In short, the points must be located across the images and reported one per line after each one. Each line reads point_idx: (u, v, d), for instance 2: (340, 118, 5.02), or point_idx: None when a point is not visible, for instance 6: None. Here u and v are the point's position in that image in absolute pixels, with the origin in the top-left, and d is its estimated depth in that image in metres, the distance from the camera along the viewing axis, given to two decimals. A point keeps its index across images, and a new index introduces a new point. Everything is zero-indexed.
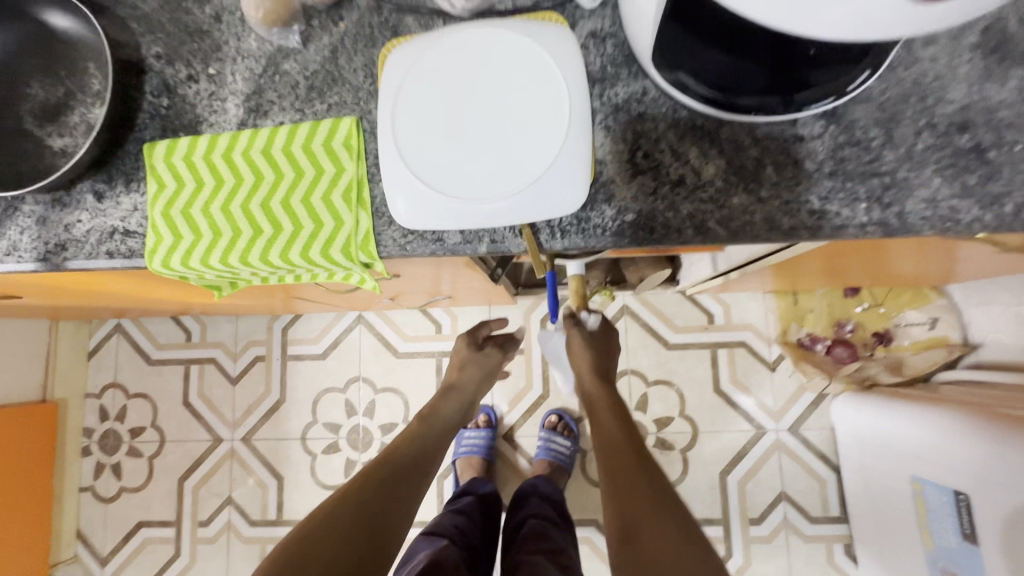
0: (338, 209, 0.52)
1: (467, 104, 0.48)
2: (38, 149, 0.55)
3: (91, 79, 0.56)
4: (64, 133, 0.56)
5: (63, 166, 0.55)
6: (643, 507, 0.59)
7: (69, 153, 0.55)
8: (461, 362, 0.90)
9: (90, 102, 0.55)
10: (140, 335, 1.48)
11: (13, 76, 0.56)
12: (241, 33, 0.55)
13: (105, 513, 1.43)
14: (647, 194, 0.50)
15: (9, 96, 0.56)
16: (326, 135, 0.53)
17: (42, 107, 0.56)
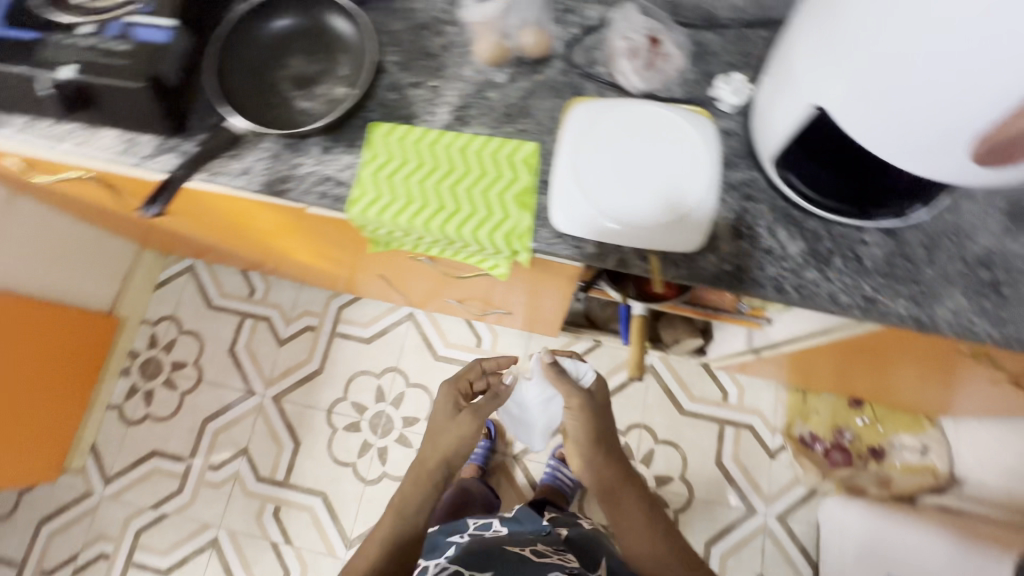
0: (508, 205, 0.67)
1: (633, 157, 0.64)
2: (287, 106, 0.72)
3: (342, 67, 0.73)
4: (309, 99, 0.72)
5: (304, 123, 0.71)
6: (642, 529, 0.81)
7: (310, 114, 0.72)
8: (440, 417, 0.85)
9: (337, 83, 0.72)
10: (208, 280, 1.60)
11: (283, 49, 0.73)
12: (461, 63, 0.73)
13: (124, 434, 1.49)
14: (743, 253, 0.65)
15: (275, 62, 0.73)
16: (511, 150, 0.69)
17: (298, 76, 0.73)
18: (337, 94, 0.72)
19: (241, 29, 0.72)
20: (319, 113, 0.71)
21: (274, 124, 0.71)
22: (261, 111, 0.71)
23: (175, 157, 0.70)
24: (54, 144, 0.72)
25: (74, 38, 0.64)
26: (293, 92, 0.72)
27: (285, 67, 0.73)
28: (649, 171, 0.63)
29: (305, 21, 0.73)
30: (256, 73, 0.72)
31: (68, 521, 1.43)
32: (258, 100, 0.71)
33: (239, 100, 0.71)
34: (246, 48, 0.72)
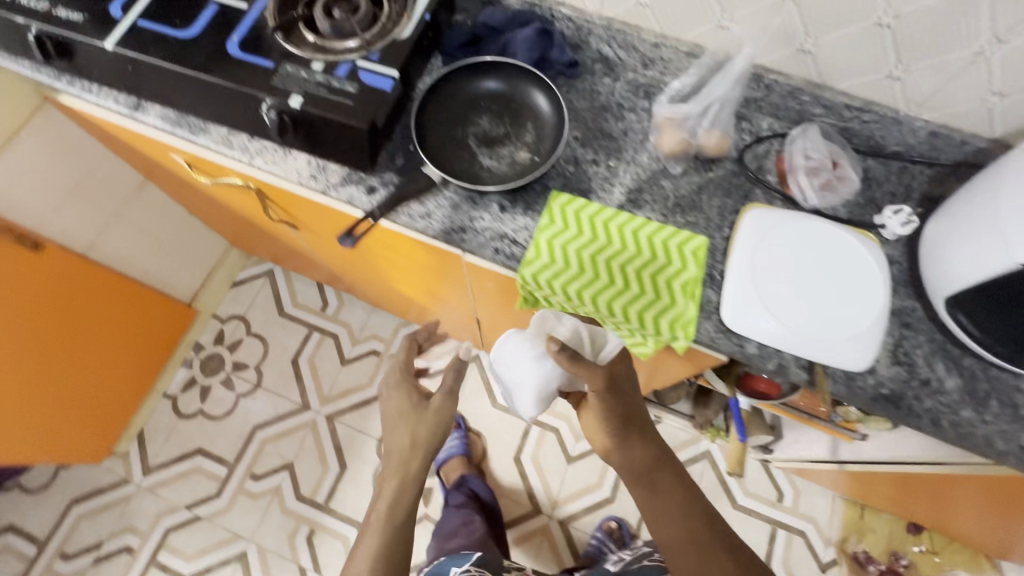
0: (675, 293, 0.69)
1: (809, 274, 0.67)
2: (470, 161, 0.76)
3: (527, 133, 0.77)
4: (492, 158, 0.76)
5: (487, 179, 0.74)
6: (675, 518, 0.71)
7: (491, 173, 0.75)
8: (400, 407, 0.86)
9: (520, 147, 0.77)
10: (284, 287, 1.62)
11: (475, 108, 0.78)
12: (639, 149, 0.77)
13: (172, 426, 1.48)
14: (901, 380, 0.67)
15: (466, 118, 0.77)
16: (682, 240, 0.72)
17: (484, 135, 0.77)
18: (519, 159, 0.76)
19: (443, 84, 0.77)
20: (500, 174, 0.75)
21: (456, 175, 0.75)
22: (445, 161, 0.75)
23: (361, 190, 0.74)
24: (249, 160, 0.76)
25: (305, 71, 0.69)
26: (477, 149, 0.76)
27: (475, 124, 0.77)
28: (825, 289, 0.66)
29: (502, 86, 0.78)
30: (447, 125, 0.77)
31: (100, 507, 1.40)
32: (445, 150, 0.75)
33: (428, 147, 0.75)
34: (443, 101, 0.77)
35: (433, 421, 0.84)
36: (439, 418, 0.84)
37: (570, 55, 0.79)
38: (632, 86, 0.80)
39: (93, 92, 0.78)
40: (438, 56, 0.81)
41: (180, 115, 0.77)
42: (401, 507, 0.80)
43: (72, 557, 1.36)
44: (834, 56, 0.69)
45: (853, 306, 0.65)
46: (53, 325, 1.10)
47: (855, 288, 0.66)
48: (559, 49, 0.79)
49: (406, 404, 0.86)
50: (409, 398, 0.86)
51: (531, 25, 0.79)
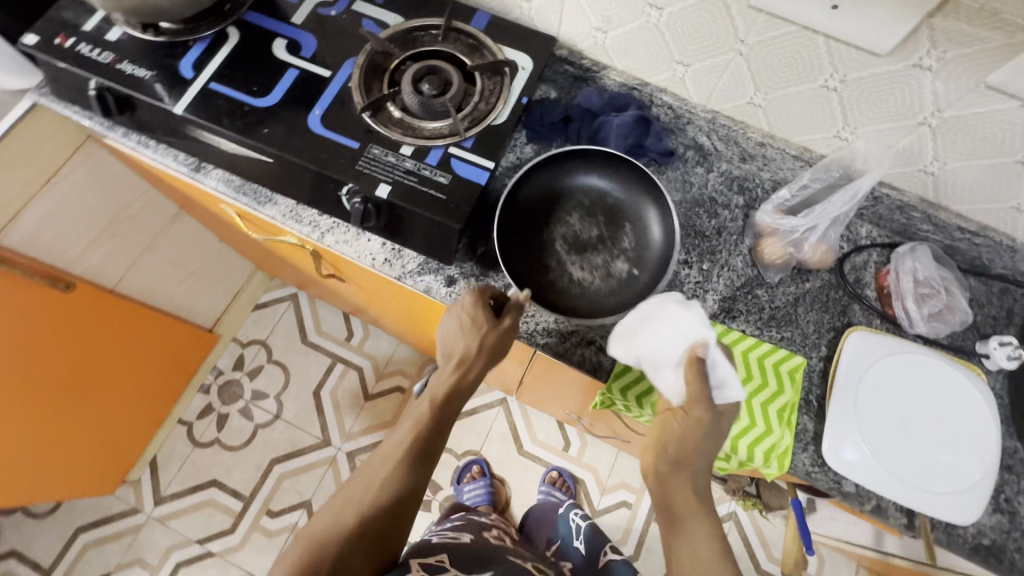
0: (770, 419, 0.65)
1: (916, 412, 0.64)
2: (560, 271, 0.69)
3: (624, 240, 0.70)
4: (583, 267, 0.70)
5: (578, 295, 0.68)
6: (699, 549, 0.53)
7: (582, 285, 0.69)
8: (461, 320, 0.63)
9: (616, 256, 0.70)
10: (308, 314, 1.57)
11: (567, 204, 0.72)
12: (733, 251, 0.73)
13: (187, 455, 1.43)
14: (1002, 531, 0.64)
15: (557, 219, 0.71)
16: (777, 358, 0.67)
17: (577, 240, 0.70)
18: (614, 271, 0.69)
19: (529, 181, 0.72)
20: (593, 287, 0.69)
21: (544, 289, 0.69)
22: (533, 272, 0.69)
23: (438, 280, 0.69)
24: (318, 238, 0.71)
25: (393, 155, 0.64)
26: (567, 257, 0.70)
27: (563, 227, 0.71)
28: (932, 431, 0.63)
29: (596, 181, 0.71)
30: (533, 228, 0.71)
31: (108, 536, 1.36)
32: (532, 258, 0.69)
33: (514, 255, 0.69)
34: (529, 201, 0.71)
35: (503, 343, 0.63)
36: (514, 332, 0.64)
37: (667, 144, 0.75)
38: (726, 180, 0.76)
39: (151, 147, 0.73)
40: (522, 130, 0.75)
41: (245, 182, 0.72)
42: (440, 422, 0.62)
43: None
44: (960, 179, 0.65)
45: (959, 452, 0.62)
46: (82, 372, 1.06)
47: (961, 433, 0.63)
48: (655, 137, 0.75)
49: (472, 323, 0.62)
50: (475, 316, 0.63)
51: (629, 109, 0.75)
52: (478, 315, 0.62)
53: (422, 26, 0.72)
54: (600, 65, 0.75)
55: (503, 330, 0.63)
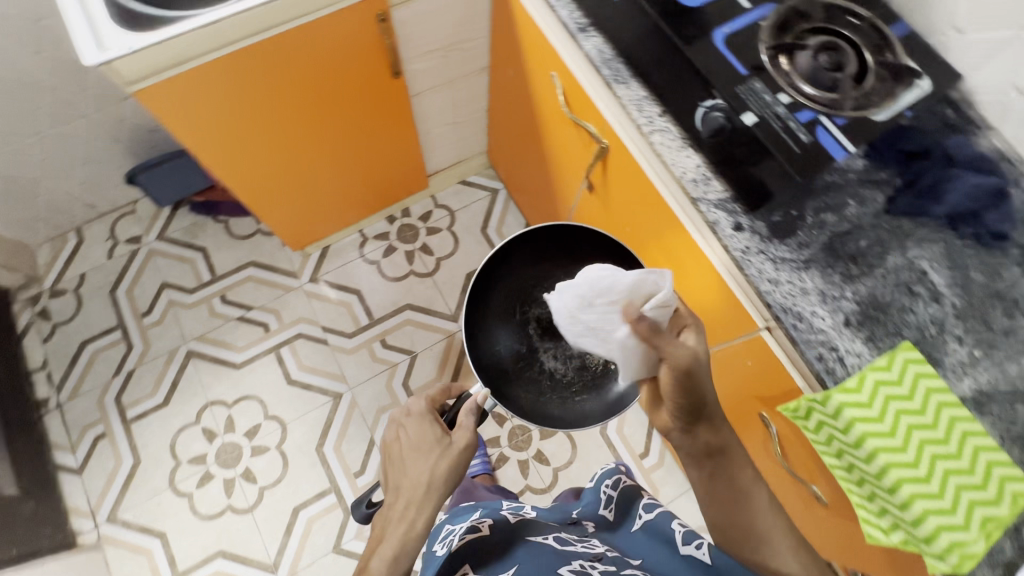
0: (972, 520, 0.62)
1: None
2: (537, 358, 1.05)
3: (586, 357, 1.04)
4: (556, 357, 1.04)
5: (553, 385, 1.03)
6: (737, 534, 0.71)
7: (555, 373, 1.04)
8: (413, 444, 0.79)
9: (580, 364, 1.04)
10: (498, 212, 1.69)
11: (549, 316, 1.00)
12: (1013, 359, 0.69)
13: (352, 259, 1.62)
14: None
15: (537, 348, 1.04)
16: (1008, 473, 0.64)
17: (554, 350, 1.04)
18: (576, 368, 1.03)
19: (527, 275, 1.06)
20: (563, 377, 1.04)
21: (521, 375, 1.04)
22: (520, 354, 1.05)
23: (728, 220, 0.73)
24: (647, 132, 0.76)
25: (771, 97, 0.71)
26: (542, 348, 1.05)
27: (540, 318, 1.05)
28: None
29: None
30: (516, 309, 1.05)
31: (267, 280, 1.59)
32: (519, 343, 1.04)
33: (509, 340, 1.04)
34: (524, 289, 1.06)
35: (456, 459, 0.78)
36: (464, 451, 0.79)
37: (1005, 228, 0.73)
38: None
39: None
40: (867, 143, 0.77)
41: (612, 58, 0.80)
42: (409, 550, 0.71)
43: (228, 303, 1.56)
44: None
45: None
46: (336, 140, 1.21)
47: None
48: (998, 215, 0.73)
49: (428, 443, 0.79)
50: (426, 437, 0.80)
51: (988, 176, 0.73)
52: (425, 437, 0.79)
53: (845, 10, 0.76)
54: (986, 123, 0.75)
55: (452, 447, 0.79)
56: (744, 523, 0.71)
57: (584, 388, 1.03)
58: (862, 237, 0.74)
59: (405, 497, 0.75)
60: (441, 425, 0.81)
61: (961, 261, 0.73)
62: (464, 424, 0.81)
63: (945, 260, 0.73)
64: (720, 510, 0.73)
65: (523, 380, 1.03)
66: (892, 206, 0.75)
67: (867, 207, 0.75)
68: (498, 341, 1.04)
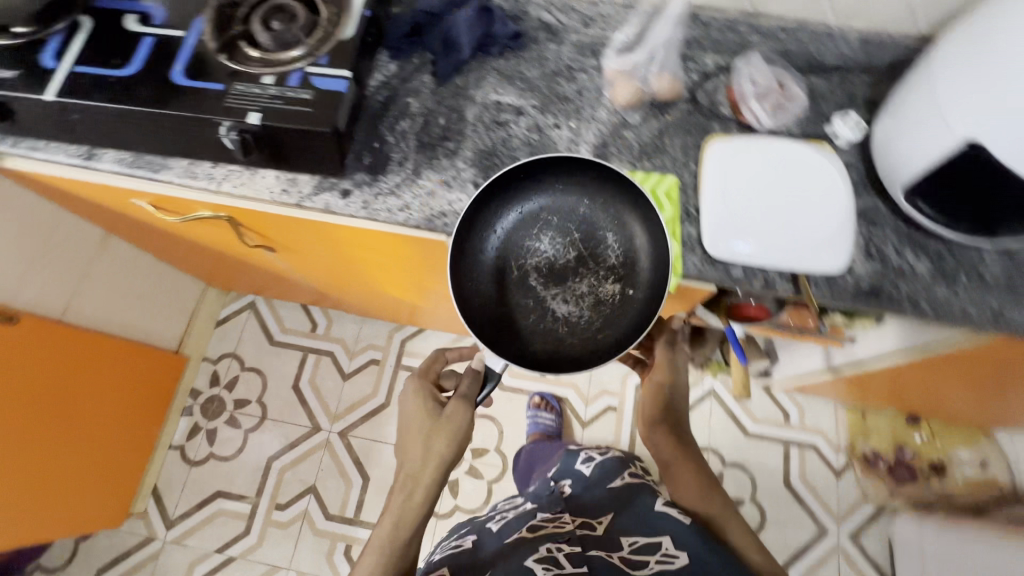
0: (656, 234, 0.72)
1: (774, 192, 0.71)
2: (542, 305, 0.72)
3: (609, 260, 0.72)
4: (568, 298, 0.72)
5: (570, 332, 0.71)
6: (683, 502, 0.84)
7: (569, 316, 0.72)
8: (414, 419, 0.74)
9: (603, 279, 0.72)
10: (270, 317, 1.62)
11: (533, 232, 0.74)
12: (595, 106, 0.80)
13: (186, 475, 1.46)
14: (878, 274, 0.71)
15: (535, 280, 0.73)
16: (652, 183, 0.74)
17: (556, 270, 0.73)
18: (601, 292, 0.72)
19: (514, 214, 0.74)
20: (580, 317, 0.71)
21: (513, 332, 0.71)
22: (515, 320, 0.72)
23: (335, 195, 0.75)
24: (217, 186, 0.76)
25: (257, 87, 0.69)
26: (545, 289, 0.73)
27: (536, 255, 0.73)
28: (791, 209, 0.70)
29: (571, 202, 0.74)
30: (506, 266, 0.73)
31: (127, 571, 1.38)
32: (512, 296, 0.72)
33: (497, 289, 0.73)
34: (512, 224, 0.74)
35: (450, 428, 0.72)
36: (459, 421, 0.72)
37: (513, 28, 0.82)
38: (578, 48, 0.83)
39: (41, 148, 0.77)
40: (383, 51, 0.83)
41: (136, 156, 0.77)
42: (411, 518, 0.71)
43: None
44: None
45: (813, 225, 0.69)
46: (36, 408, 1.06)
47: (818, 206, 0.70)
48: (501, 25, 0.82)
49: (423, 417, 0.74)
50: (420, 410, 0.74)
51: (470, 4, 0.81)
52: (420, 412, 0.74)
53: None
54: None
55: (444, 417, 0.72)
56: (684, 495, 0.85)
57: (614, 330, 0.70)
58: (438, 116, 0.80)
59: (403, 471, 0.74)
60: (436, 398, 0.75)
61: (514, 73, 0.82)
62: (457, 392, 0.73)
63: (504, 81, 0.82)
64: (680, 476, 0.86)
65: (519, 334, 0.71)
66: (438, 77, 0.81)
67: (424, 94, 0.81)
68: (474, 292, 0.71)
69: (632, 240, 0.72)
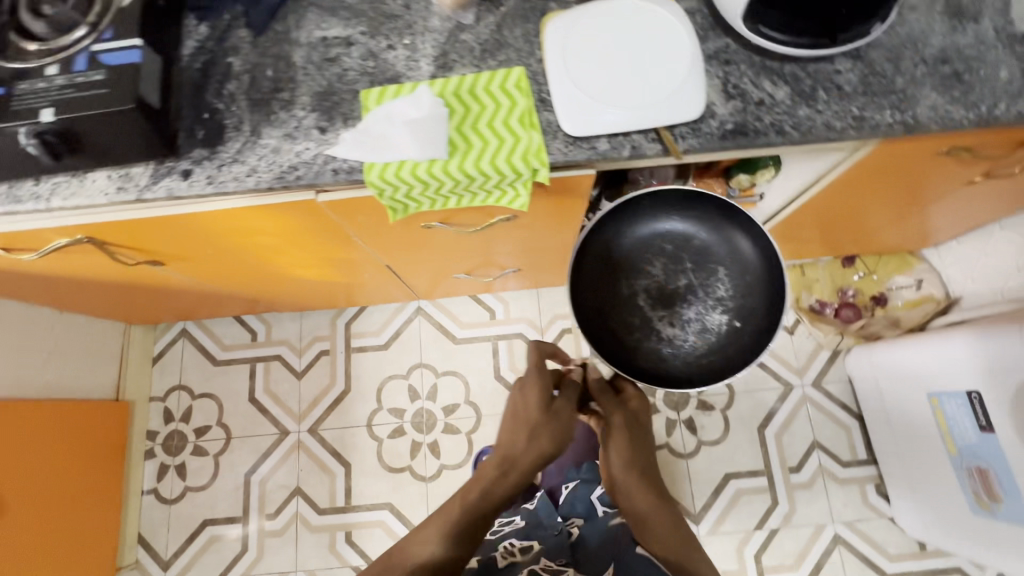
0: (515, 129, 0.69)
1: (619, 57, 0.68)
2: (650, 328, 0.93)
3: (717, 288, 0.91)
4: (675, 323, 0.92)
5: (667, 349, 0.91)
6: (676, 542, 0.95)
7: (674, 338, 0.92)
8: (531, 406, 0.97)
9: (710, 309, 0.91)
10: (206, 338, 1.56)
11: (650, 262, 0.92)
12: (426, 16, 0.75)
13: (168, 514, 1.43)
14: (740, 111, 0.70)
15: (634, 302, 0.93)
16: (501, 79, 0.71)
17: (659, 296, 0.92)
18: (712, 322, 0.91)
19: (638, 244, 0.92)
20: (684, 340, 0.92)
21: (640, 350, 0.92)
22: (623, 335, 0.92)
23: (175, 178, 0.70)
24: (45, 203, 0.69)
25: (43, 81, 0.63)
26: (656, 316, 0.93)
27: (648, 280, 0.92)
28: (640, 69, 0.68)
29: (697, 234, 0.92)
30: (621, 288, 0.93)
31: None
32: (638, 313, 0.92)
33: (600, 300, 0.92)
34: (651, 259, 0.92)
35: (557, 423, 0.96)
36: (565, 417, 0.97)
37: None
38: None
39: None
40: (188, 15, 0.76)
41: None
42: (505, 484, 0.95)
43: None
44: None
45: (664, 79, 0.67)
46: None
47: (665, 58, 0.68)
48: None
49: (529, 406, 0.98)
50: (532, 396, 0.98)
51: None
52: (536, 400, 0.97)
53: None
54: None
55: (555, 411, 0.97)
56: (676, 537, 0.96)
57: (717, 353, 0.91)
58: (265, 68, 0.74)
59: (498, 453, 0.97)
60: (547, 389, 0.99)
61: (334, 4, 0.76)
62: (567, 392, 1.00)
63: (325, 14, 0.76)
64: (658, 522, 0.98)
65: (617, 343, 0.92)
66: (253, 28, 0.75)
67: (243, 49, 0.75)
68: (590, 308, 0.91)
69: (746, 262, 0.90)
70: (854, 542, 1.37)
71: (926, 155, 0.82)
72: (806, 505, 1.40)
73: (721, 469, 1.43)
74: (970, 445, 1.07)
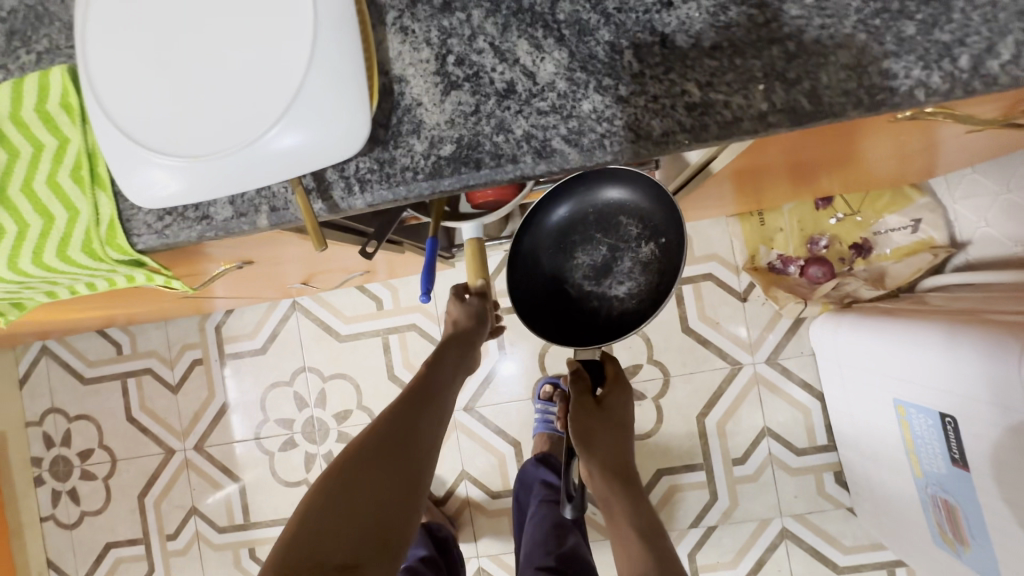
0: (68, 194, 0.39)
1: (185, 38, 0.34)
2: (600, 303, 0.72)
3: (630, 227, 0.70)
4: (623, 281, 0.71)
5: (632, 308, 0.71)
6: (659, 545, 0.80)
7: (631, 294, 0.71)
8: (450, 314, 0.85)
9: (638, 244, 0.70)
10: (69, 355, 1.38)
11: (566, 250, 0.73)
12: None
13: (71, 539, 1.38)
14: (466, 114, 0.36)
15: (571, 291, 0.73)
16: (35, 95, 0.38)
17: (594, 268, 0.72)
18: (648, 254, 0.70)
19: (544, 239, 0.73)
20: (641, 287, 0.70)
21: (598, 332, 0.72)
22: (581, 327, 0.73)
23: None
24: None
25: None
26: (594, 287, 0.72)
27: (578, 266, 0.72)
28: (226, 61, 0.34)
29: (593, 198, 0.71)
30: (553, 290, 0.73)
31: None
32: (582, 307, 0.73)
33: (546, 311, 0.73)
34: (557, 243, 0.73)
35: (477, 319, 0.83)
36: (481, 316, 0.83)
37: None
38: None
39: None
40: None
41: None
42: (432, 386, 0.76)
43: None
44: None
45: (265, 79, 0.33)
46: None
47: (269, 33, 0.33)
48: None
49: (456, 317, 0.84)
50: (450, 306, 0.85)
51: None
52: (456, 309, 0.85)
53: None
54: None
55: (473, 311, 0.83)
56: (655, 539, 0.81)
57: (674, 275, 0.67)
58: None
59: (417, 380, 0.77)
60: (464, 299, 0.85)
61: None
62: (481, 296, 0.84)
63: None
64: (636, 517, 0.83)
65: (579, 336, 0.73)
66: None
67: None
68: (539, 320, 0.73)
69: (631, 200, 0.70)
70: (804, 536, 1.19)
71: (864, 121, 0.47)
72: (750, 499, 1.21)
73: (652, 465, 1.23)
74: (938, 476, 0.81)
